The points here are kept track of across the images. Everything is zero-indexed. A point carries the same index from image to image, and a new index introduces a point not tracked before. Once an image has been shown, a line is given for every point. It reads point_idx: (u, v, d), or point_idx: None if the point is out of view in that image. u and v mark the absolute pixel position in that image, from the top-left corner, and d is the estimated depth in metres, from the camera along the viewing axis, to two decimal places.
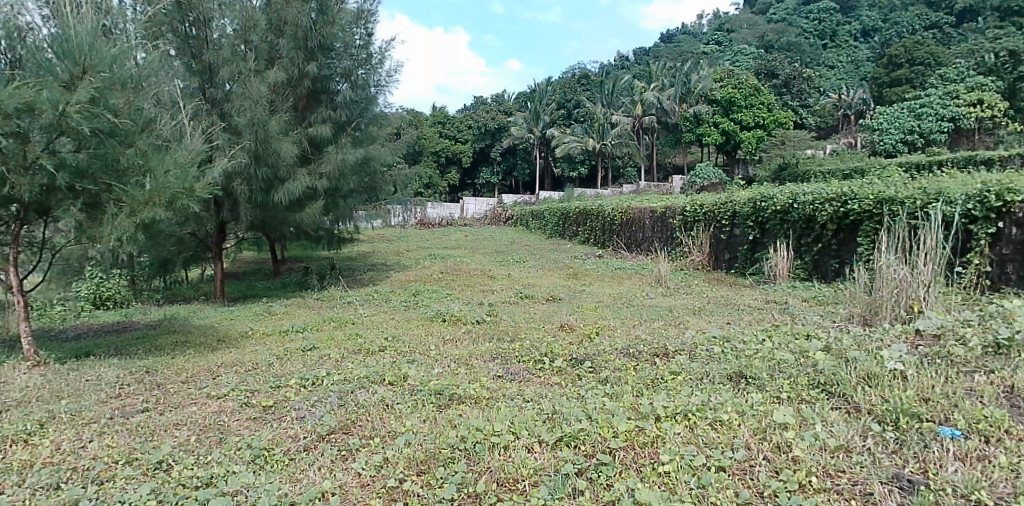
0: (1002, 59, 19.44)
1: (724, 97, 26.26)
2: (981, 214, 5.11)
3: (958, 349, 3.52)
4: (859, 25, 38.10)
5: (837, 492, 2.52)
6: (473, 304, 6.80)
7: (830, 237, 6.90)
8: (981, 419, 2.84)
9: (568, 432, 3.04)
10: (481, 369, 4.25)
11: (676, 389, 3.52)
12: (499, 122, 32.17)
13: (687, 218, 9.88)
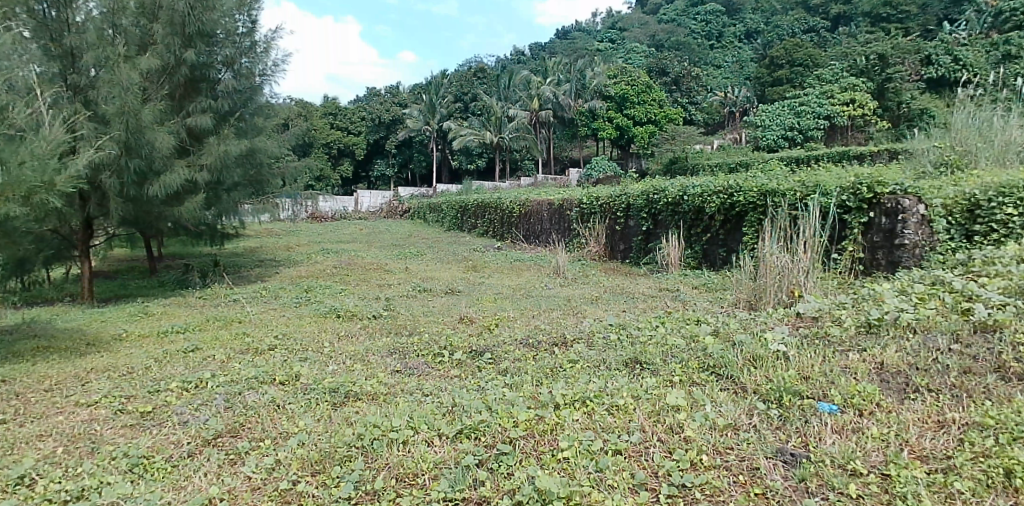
0: (872, 63, 19.63)
1: (617, 93, 26.96)
2: (855, 205, 5.54)
3: (834, 329, 3.71)
4: (743, 27, 40.38)
5: (726, 468, 2.60)
6: (368, 299, 6.59)
7: (717, 227, 7.26)
8: (856, 394, 2.97)
9: (468, 424, 2.98)
10: (378, 364, 4.12)
11: (574, 377, 3.56)
12: (393, 113, 31.57)
13: (584, 210, 10.10)
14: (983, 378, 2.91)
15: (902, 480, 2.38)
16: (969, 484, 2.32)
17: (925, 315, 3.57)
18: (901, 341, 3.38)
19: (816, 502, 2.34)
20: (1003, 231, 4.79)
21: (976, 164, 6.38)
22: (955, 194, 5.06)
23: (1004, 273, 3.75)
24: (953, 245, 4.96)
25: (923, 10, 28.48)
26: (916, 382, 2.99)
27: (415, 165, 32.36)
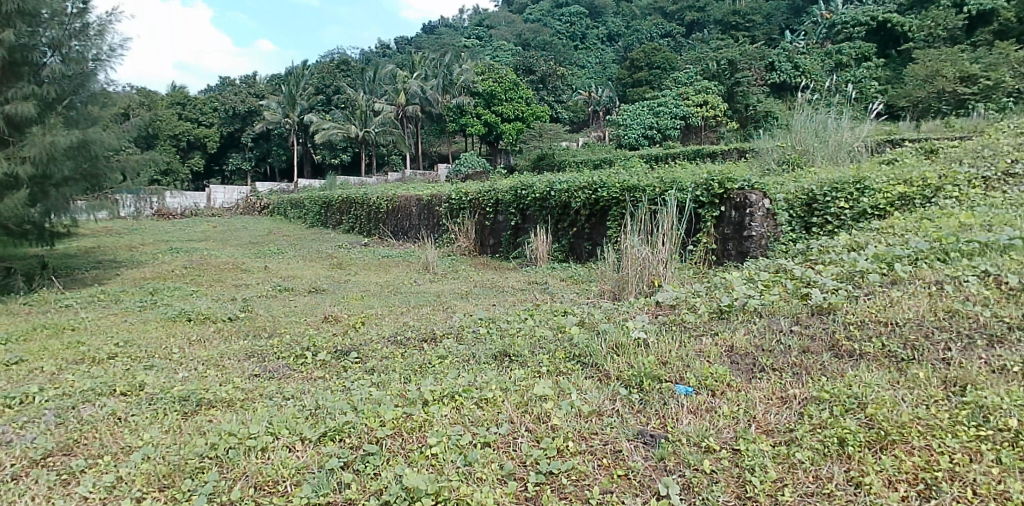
0: (723, 68, 21.19)
1: (485, 90, 27.20)
2: (707, 199, 5.92)
3: (689, 315, 3.81)
4: (605, 30, 42.22)
5: (590, 452, 2.48)
6: (223, 300, 6.13)
7: (583, 221, 7.51)
8: (709, 375, 2.95)
9: (333, 426, 2.78)
10: (235, 368, 3.82)
11: (443, 373, 3.44)
12: (249, 105, 29.75)
13: (453, 206, 10.05)
14: (820, 356, 2.97)
15: (751, 454, 2.32)
16: (809, 453, 2.29)
17: (770, 300, 3.70)
18: (749, 324, 3.48)
19: (674, 480, 2.25)
20: (836, 223, 5.37)
21: (813, 162, 7.07)
22: (795, 190, 5.59)
23: (837, 261, 3.97)
24: (794, 235, 5.49)
25: (766, 21, 31.17)
26: (762, 362, 3.02)
27: (275, 159, 30.72)
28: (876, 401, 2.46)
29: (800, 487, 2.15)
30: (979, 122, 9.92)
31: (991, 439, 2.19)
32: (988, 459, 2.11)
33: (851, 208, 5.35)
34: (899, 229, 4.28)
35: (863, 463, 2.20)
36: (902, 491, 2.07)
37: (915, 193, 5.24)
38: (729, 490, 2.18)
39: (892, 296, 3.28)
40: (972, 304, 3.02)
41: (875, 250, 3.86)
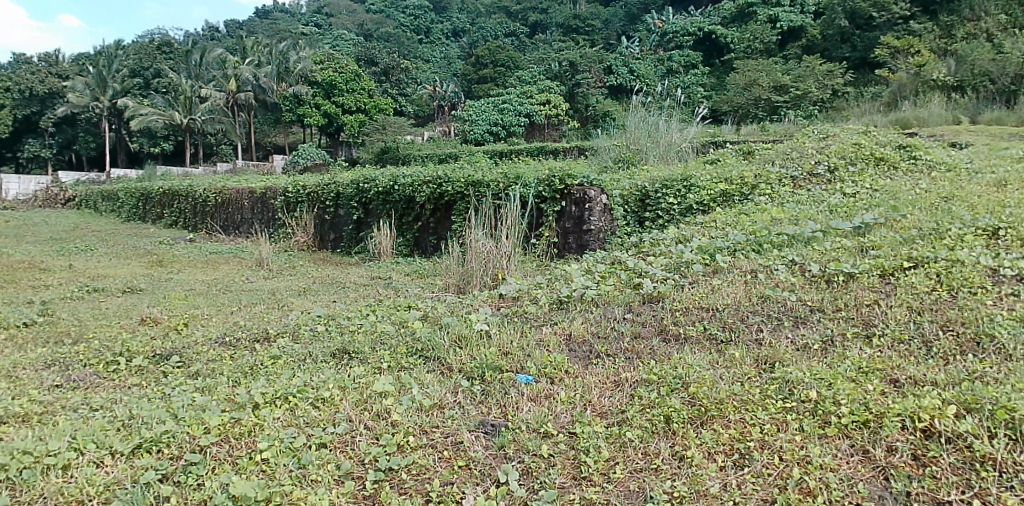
0: (563, 69, 22.45)
1: (324, 79, 26.20)
2: (549, 195, 6.07)
3: (531, 307, 3.76)
4: (449, 25, 42.30)
5: (432, 446, 2.38)
6: (14, 304, 5.31)
7: (428, 216, 7.44)
8: (548, 364, 2.91)
9: (149, 436, 2.46)
10: (30, 380, 3.32)
11: (276, 374, 3.12)
12: (49, 86, 26.36)
13: (289, 200, 9.52)
14: (649, 341, 3.05)
15: (586, 437, 2.32)
16: (638, 432, 2.31)
17: (605, 291, 3.82)
18: (586, 314, 3.52)
19: (513, 466, 2.21)
20: (665, 217, 5.74)
21: (646, 161, 7.60)
22: (630, 187, 5.97)
23: (666, 253, 4.25)
24: (629, 230, 5.83)
25: (604, 26, 32.47)
26: (597, 349, 3.04)
27: (82, 147, 27.41)
28: (698, 380, 2.52)
29: (630, 464, 2.17)
30: (787, 128, 11.13)
31: (796, 409, 2.27)
32: (792, 427, 2.19)
33: (678, 204, 5.71)
34: (719, 223, 4.71)
35: (686, 438, 2.24)
36: (719, 461, 2.11)
37: (734, 190, 5.66)
38: (565, 472, 2.17)
39: (712, 284, 3.50)
40: (780, 290, 3.24)
41: (698, 243, 4.18)
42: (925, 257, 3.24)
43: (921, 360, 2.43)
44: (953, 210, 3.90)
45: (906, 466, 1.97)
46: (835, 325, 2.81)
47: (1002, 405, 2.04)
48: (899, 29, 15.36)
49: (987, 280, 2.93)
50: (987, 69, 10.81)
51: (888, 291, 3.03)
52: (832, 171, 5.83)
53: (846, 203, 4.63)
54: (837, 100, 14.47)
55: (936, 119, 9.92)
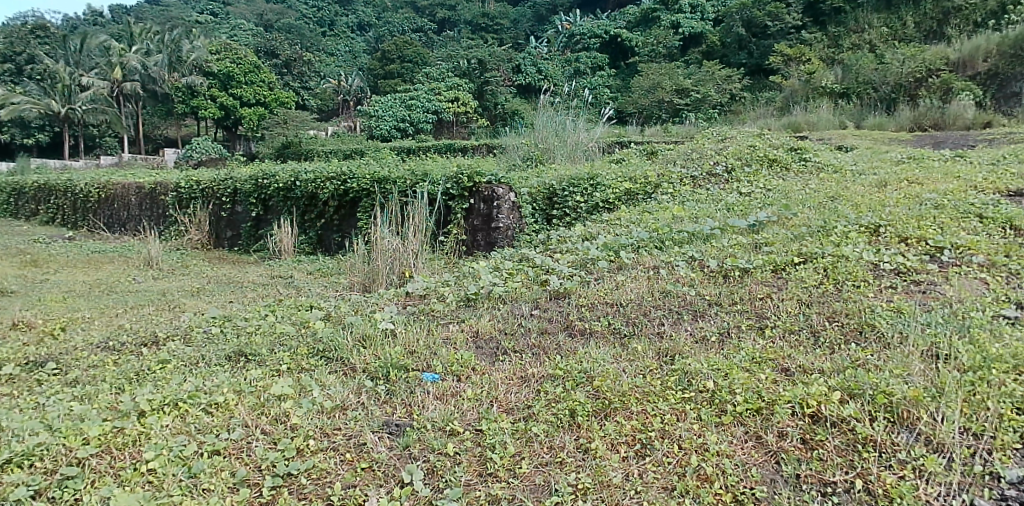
0: (472, 67, 21.36)
1: (221, 70, 25.16)
2: (457, 193, 5.98)
3: (438, 304, 3.58)
4: (355, 19, 40.95)
5: (333, 449, 2.32)
6: None
7: (332, 213, 7.02)
8: (454, 361, 2.86)
9: (19, 450, 2.26)
10: None
11: (164, 380, 2.89)
12: None
13: (183, 195, 8.78)
14: (556, 336, 3.05)
15: (491, 433, 2.32)
16: (544, 426, 2.33)
17: (513, 287, 3.70)
18: (494, 310, 3.44)
19: (417, 466, 2.19)
20: (572, 215, 5.80)
21: (553, 159, 7.73)
22: (538, 185, 5.91)
23: (572, 250, 4.26)
24: (536, 227, 5.80)
25: (513, 26, 32.48)
26: (504, 345, 3.02)
27: None
28: (602, 373, 2.57)
29: (535, 459, 2.19)
30: (688, 130, 11.50)
31: (694, 399, 2.36)
32: (690, 416, 2.27)
33: (586, 202, 5.81)
34: (624, 221, 4.81)
35: (590, 430, 2.28)
36: (621, 452, 2.16)
37: (638, 189, 5.84)
38: (470, 469, 2.17)
39: (617, 280, 3.57)
40: (681, 285, 3.35)
41: (604, 240, 4.24)
42: (813, 253, 3.44)
43: (809, 349, 2.57)
44: (839, 209, 4.15)
45: (795, 450, 2.08)
46: (732, 317, 2.93)
47: (880, 390, 2.19)
48: (791, 37, 16.24)
49: (868, 274, 3.14)
50: (869, 78, 11.61)
51: (779, 285, 3.20)
52: (729, 171, 6.12)
53: (742, 202, 4.87)
54: (736, 104, 15.17)
55: (824, 123, 10.65)
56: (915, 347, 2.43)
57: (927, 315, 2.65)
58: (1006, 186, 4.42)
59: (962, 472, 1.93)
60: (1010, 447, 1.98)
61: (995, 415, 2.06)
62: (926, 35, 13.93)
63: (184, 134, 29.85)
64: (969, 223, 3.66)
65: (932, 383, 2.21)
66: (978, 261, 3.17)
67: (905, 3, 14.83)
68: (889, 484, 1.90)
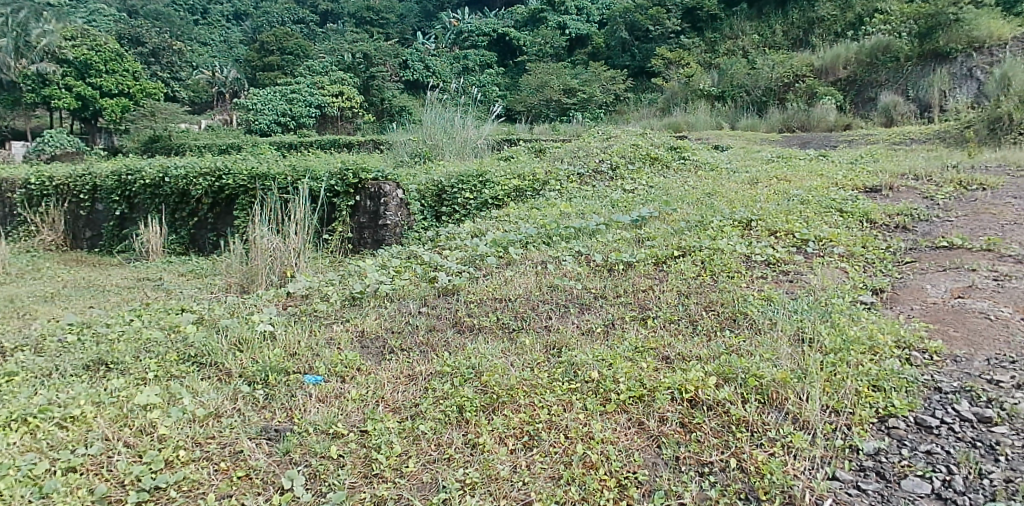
0: (357, 61, 19.21)
1: (76, 58, 22.78)
2: (343, 189, 5.67)
3: (321, 304, 3.45)
4: (231, 7, 36.38)
5: (206, 458, 2.21)
6: None
7: (206, 211, 6.64)
8: (338, 362, 2.79)
9: None
10: None
11: (10, 393, 2.63)
12: None
13: (32, 192, 7.78)
14: (444, 332, 3.05)
15: (377, 434, 2.28)
16: (431, 424, 2.31)
17: (400, 284, 3.64)
18: (380, 309, 3.36)
19: (298, 471, 2.12)
20: (462, 211, 5.80)
21: (441, 156, 7.76)
22: (426, 182, 5.88)
23: (461, 247, 4.21)
24: (426, 223, 5.75)
25: (398, 20, 30.91)
26: (391, 344, 2.97)
27: None
28: (490, 368, 2.59)
29: (423, 457, 2.17)
30: (574, 128, 11.85)
31: (580, 389, 2.42)
32: (577, 406, 2.32)
33: (474, 199, 5.81)
34: (513, 217, 4.85)
35: (478, 425, 2.29)
36: (510, 445, 2.19)
37: (526, 186, 5.92)
38: (354, 471, 2.12)
39: (505, 276, 3.59)
40: (568, 279, 3.43)
41: (492, 236, 4.22)
42: (691, 247, 3.62)
43: (688, 337, 2.71)
44: (715, 205, 4.39)
45: (674, 433, 2.18)
46: (616, 310, 3.04)
47: (751, 374, 2.34)
48: (672, 42, 16.93)
49: (741, 266, 3.34)
50: (742, 82, 12.26)
51: (661, 278, 3.34)
52: (614, 169, 6.34)
53: (625, 199, 5.06)
54: (620, 103, 15.73)
55: (701, 124, 11.32)
56: (783, 332, 2.61)
57: (794, 302, 2.85)
58: (862, 183, 4.84)
59: (824, 446, 2.07)
60: (866, 421, 2.16)
61: (853, 392, 2.25)
62: (792, 44, 15.04)
63: (36, 127, 26.95)
64: (830, 217, 3.97)
65: (798, 365, 2.39)
66: (839, 252, 3.44)
67: (774, 14, 15.94)
68: (761, 461, 2.02)
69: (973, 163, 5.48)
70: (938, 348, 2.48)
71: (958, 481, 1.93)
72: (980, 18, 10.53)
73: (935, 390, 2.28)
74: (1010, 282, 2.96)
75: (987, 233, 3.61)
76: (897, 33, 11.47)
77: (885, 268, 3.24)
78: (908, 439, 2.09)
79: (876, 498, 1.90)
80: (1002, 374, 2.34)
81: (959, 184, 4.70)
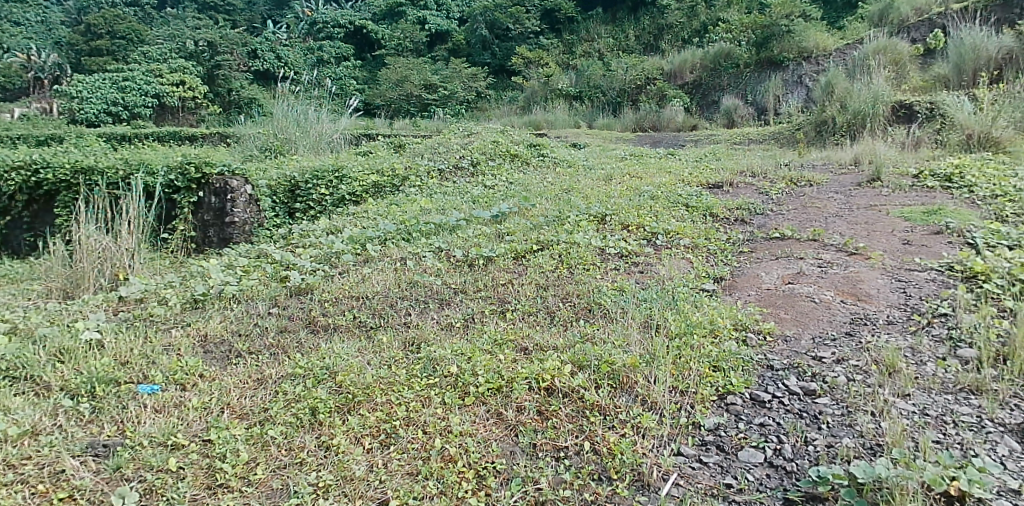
0: (199, 47, 15.29)
1: None
2: (183, 185, 5.21)
3: (157, 309, 3.23)
4: None
5: (21, 481, 2.02)
6: None
7: (19, 209, 5.85)
8: (177, 370, 2.63)
9: None
10: None
11: None
12: None
13: None
14: (296, 333, 2.95)
15: (221, 442, 2.18)
16: (282, 428, 2.24)
17: (247, 285, 3.49)
18: (225, 311, 3.20)
19: (131, 487, 1.99)
20: (317, 208, 5.65)
21: (294, 151, 7.52)
22: (278, 177, 5.65)
23: (316, 244, 4.09)
24: (278, 221, 5.46)
25: None
26: (237, 347, 2.84)
27: None
28: (345, 368, 2.55)
29: (272, 463, 2.10)
30: (436, 125, 11.82)
31: (438, 384, 2.44)
32: (435, 401, 2.34)
33: (330, 195, 5.70)
34: (371, 214, 4.77)
35: (333, 426, 2.25)
36: (366, 444, 2.16)
37: (385, 182, 5.88)
38: (197, 483, 2.02)
39: (362, 273, 3.52)
40: (428, 275, 3.44)
41: (349, 233, 4.13)
42: (549, 241, 3.75)
43: (545, 327, 2.81)
44: (571, 200, 4.57)
45: (532, 421, 2.25)
46: (476, 304, 3.08)
47: (604, 361, 2.48)
48: (531, 42, 17.19)
49: (596, 258, 3.50)
50: (598, 83, 13.04)
51: (520, 271, 3.43)
52: (474, 165, 6.44)
53: (485, 195, 5.14)
54: (480, 102, 15.97)
55: (559, 122, 11.78)
56: (633, 319, 2.78)
57: (643, 291, 3.03)
58: (706, 180, 5.22)
59: (671, 425, 2.23)
60: (708, 399, 2.35)
61: (696, 373, 2.44)
62: (644, 48, 15.97)
63: None
64: (678, 211, 4.26)
65: (647, 350, 2.56)
66: (685, 244, 3.70)
67: (628, 20, 16.77)
68: (613, 442, 2.14)
69: (801, 161, 6.07)
70: (770, 328, 2.74)
71: (786, 449, 2.13)
72: (809, 29, 11.26)
73: (766, 367, 2.52)
74: (831, 268, 3.32)
75: (813, 225, 4.02)
76: (736, 40, 12.40)
77: (725, 258, 3.53)
78: (743, 413, 2.29)
79: (716, 469, 2.07)
80: (824, 350, 2.62)
81: (790, 181, 5.19)
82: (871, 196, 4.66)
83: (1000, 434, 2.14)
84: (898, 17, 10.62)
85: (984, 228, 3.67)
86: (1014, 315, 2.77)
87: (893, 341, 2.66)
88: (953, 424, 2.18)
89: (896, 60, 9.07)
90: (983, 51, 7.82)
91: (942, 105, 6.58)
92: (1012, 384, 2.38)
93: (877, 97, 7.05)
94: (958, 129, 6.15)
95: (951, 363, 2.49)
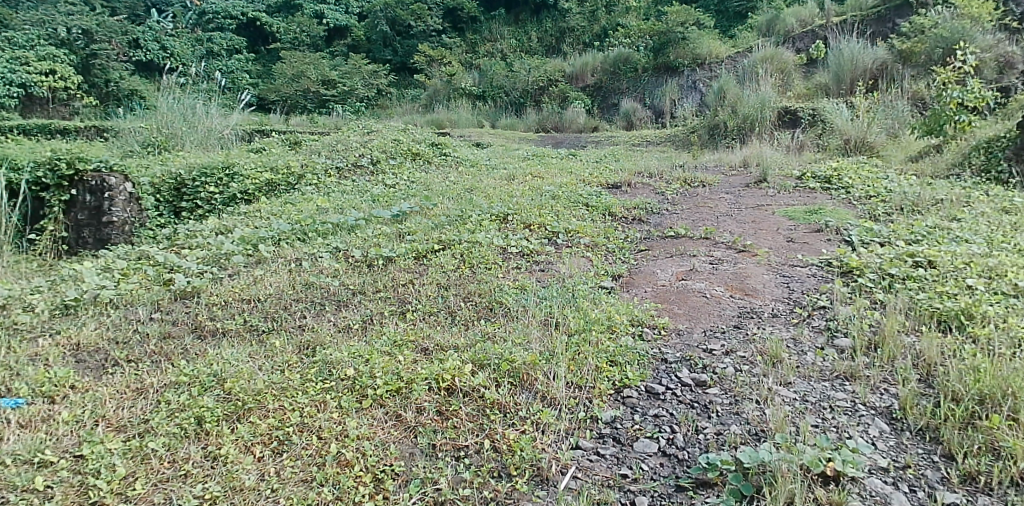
0: (73, 34, 13.99)
1: None
2: (53, 182, 4.82)
3: (21, 316, 2.99)
4: None
5: None
6: None
7: None
8: (45, 381, 2.44)
9: None
10: None
11: None
12: None
13: None
14: (181, 339, 2.81)
15: (95, 457, 2.05)
16: (164, 440, 2.14)
17: (126, 289, 3.29)
18: (101, 317, 3.01)
19: None
20: (206, 206, 5.35)
21: (180, 146, 7.12)
22: (161, 174, 5.32)
23: (204, 244, 3.90)
24: (162, 220, 5.13)
25: None
26: (114, 355, 2.68)
27: None
28: (235, 375, 2.46)
29: (153, 477, 2.00)
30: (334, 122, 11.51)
31: (335, 388, 2.40)
32: (331, 406, 2.30)
33: (221, 193, 5.43)
34: (264, 213, 4.60)
35: (220, 436, 2.17)
36: (256, 453, 2.10)
37: (280, 180, 5.71)
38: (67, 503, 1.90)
39: (254, 275, 3.40)
40: (325, 276, 3.36)
41: (240, 233, 3.96)
42: (451, 240, 3.76)
43: (446, 327, 2.82)
44: (473, 199, 4.60)
45: (431, 422, 2.25)
46: (374, 305, 3.05)
47: (504, 359, 2.52)
48: (434, 39, 17.05)
49: (498, 258, 3.54)
50: (502, 83, 13.14)
51: (420, 271, 3.42)
52: (374, 163, 6.36)
53: (386, 194, 5.09)
54: (383, 99, 15.74)
55: (464, 122, 11.80)
56: (532, 317, 2.85)
57: (544, 290, 3.10)
58: (605, 180, 5.39)
59: (569, 420, 2.30)
60: (604, 393, 2.43)
61: (593, 368, 2.52)
62: (546, 50, 16.28)
63: None
64: (578, 210, 4.38)
65: (546, 348, 2.63)
66: (584, 242, 3.82)
67: (530, 22, 17.00)
68: (513, 440, 2.18)
69: (695, 163, 6.38)
70: (665, 323, 2.87)
71: (678, 438, 2.24)
72: (702, 37, 11.77)
73: (661, 361, 2.64)
74: (721, 265, 3.51)
75: (705, 224, 4.24)
76: (636, 45, 12.85)
77: (622, 256, 3.66)
78: (639, 405, 2.39)
79: (612, 460, 2.15)
80: (713, 343, 2.77)
81: (684, 181, 5.44)
82: (759, 197, 4.95)
83: (870, 416, 2.34)
84: (784, 28, 11.35)
85: (858, 226, 3.99)
86: (884, 306, 3.03)
87: (776, 333, 2.85)
88: (829, 409, 2.36)
89: (782, 68, 9.71)
90: (860, 62, 8.51)
91: (823, 112, 7.11)
92: (882, 369, 2.60)
93: (764, 103, 7.51)
94: (837, 133, 6.69)
95: (828, 352, 2.70)
